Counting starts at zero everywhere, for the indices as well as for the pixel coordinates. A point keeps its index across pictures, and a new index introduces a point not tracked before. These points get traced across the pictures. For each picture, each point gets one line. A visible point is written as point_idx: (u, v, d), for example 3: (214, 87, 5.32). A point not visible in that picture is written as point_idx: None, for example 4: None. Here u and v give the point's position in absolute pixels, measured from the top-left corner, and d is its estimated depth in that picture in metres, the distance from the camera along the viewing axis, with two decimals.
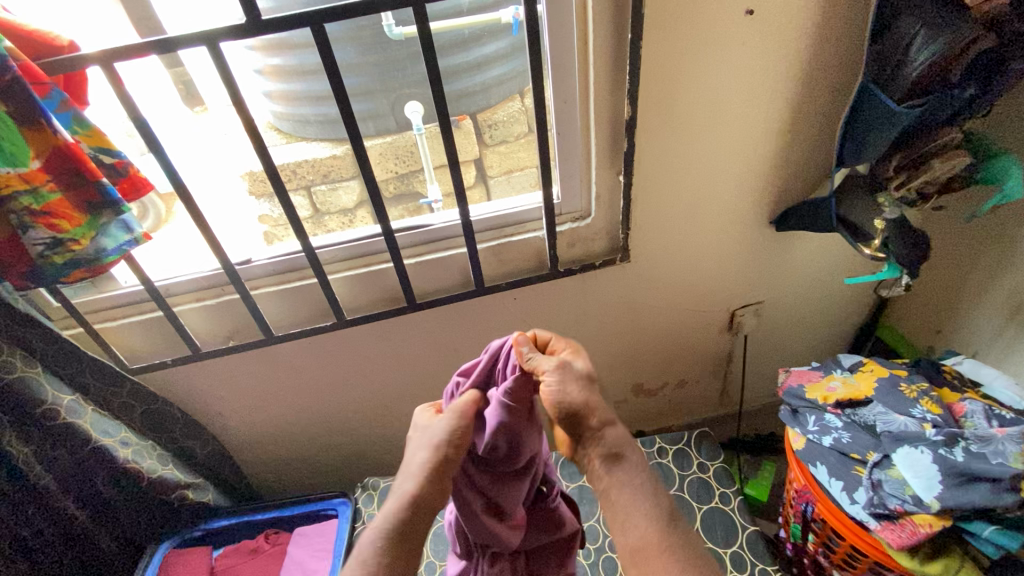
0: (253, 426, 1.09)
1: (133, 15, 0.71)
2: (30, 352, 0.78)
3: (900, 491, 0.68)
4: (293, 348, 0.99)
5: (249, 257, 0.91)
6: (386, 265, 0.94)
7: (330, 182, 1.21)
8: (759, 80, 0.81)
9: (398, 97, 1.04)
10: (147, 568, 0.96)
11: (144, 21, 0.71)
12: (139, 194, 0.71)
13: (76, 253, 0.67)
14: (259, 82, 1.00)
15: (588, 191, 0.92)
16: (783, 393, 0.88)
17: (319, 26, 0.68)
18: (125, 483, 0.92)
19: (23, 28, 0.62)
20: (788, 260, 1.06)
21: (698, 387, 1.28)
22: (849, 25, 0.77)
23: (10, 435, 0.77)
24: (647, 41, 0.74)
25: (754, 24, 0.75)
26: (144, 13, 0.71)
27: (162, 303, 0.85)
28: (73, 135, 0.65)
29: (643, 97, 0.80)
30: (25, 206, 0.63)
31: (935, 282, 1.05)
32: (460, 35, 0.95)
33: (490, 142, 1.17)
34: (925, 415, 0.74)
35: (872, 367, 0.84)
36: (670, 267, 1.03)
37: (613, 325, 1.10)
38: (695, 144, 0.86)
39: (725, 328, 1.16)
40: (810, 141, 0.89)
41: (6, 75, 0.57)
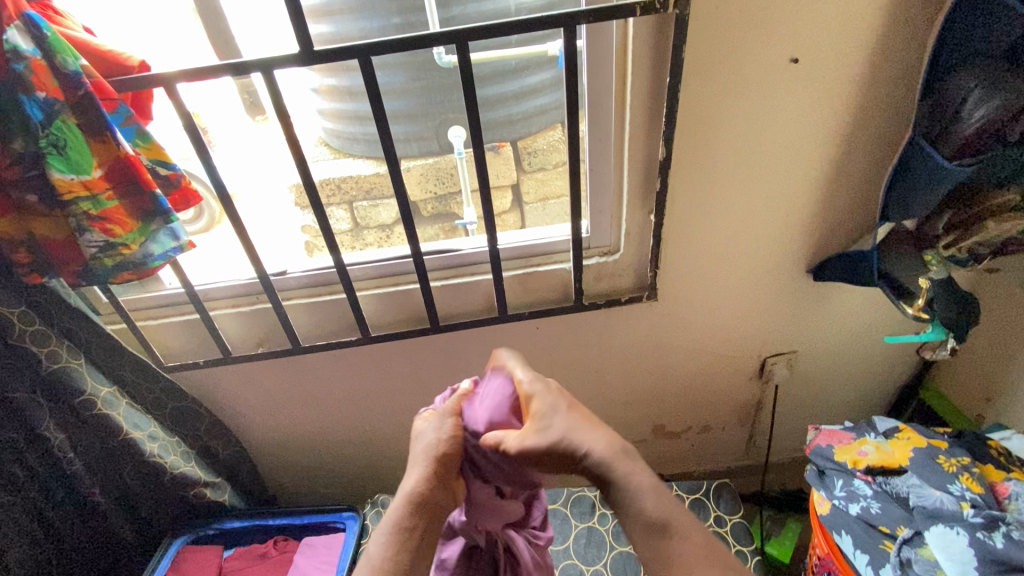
0: (274, 431, 1.12)
1: (214, 35, 0.77)
2: (76, 345, 0.83)
3: (931, 573, 0.65)
4: (317, 359, 1.01)
5: (285, 269, 0.95)
6: (413, 285, 0.95)
7: (372, 199, 1.26)
8: (801, 127, 0.79)
9: (441, 121, 1.07)
10: (161, 558, 0.98)
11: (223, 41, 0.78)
12: (188, 205, 0.77)
13: (125, 256, 0.72)
14: (314, 100, 1.06)
15: (618, 227, 0.91)
16: (810, 452, 0.84)
17: (367, 57, 0.72)
18: (148, 475, 0.95)
19: (96, 48, 0.67)
20: (825, 311, 1.01)
21: (724, 435, 1.22)
22: (900, 77, 0.75)
23: (48, 420, 0.82)
24: (686, 85, 0.74)
25: (799, 72, 0.74)
26: (225, 34, 0.77)
27: (200, 306, 0.89)
28: (136, 147, 0.70)
29: (679, 139, 0.79)
30: (84, 211, 0.68)
31: (986, 347, 0.99)
32: (507, 65, 0.97)
33: (528, 168, 1.20)
34: (964, 493, 0.69)
35: (909, 436, 0.79)
36: (699, 309, 1.00)
37: (639, 363, 1.07)
38: (730, 190, 0.84)
39: (754, 376, 1.11)
40: (854, 192, 0.86)
41: (77, 90, 0.63)
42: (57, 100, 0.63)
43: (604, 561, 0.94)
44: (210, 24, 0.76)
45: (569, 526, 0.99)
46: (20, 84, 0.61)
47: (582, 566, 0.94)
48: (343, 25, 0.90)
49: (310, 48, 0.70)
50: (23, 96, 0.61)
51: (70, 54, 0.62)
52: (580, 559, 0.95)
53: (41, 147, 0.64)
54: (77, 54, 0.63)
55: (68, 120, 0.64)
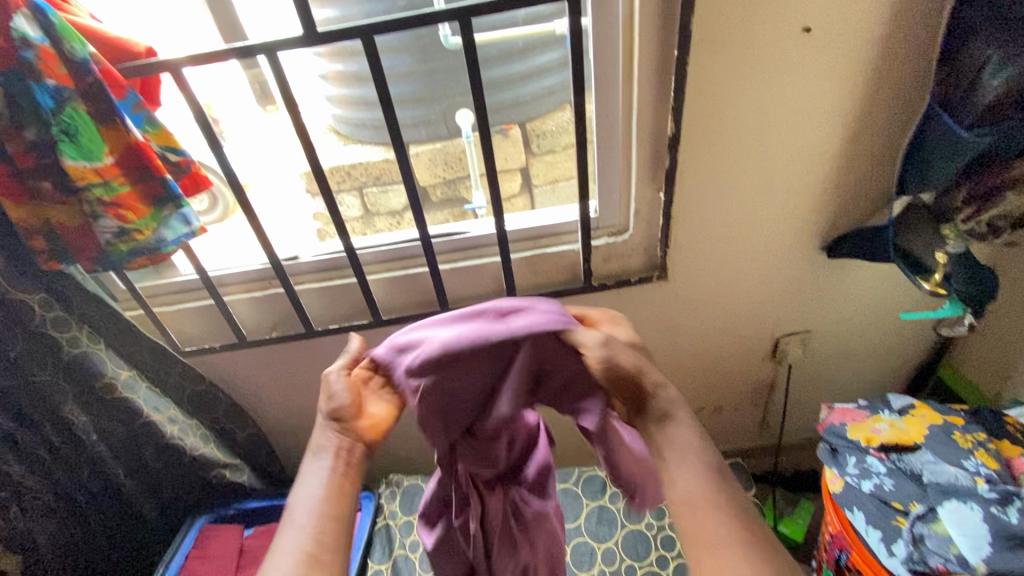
0: (290, 414, 1.15)
1: (221, 21, 0.78)
2: (95, 331, 0.85)
3: (944, 549, 0.65)
4: (330, 343, 1.03)
5: (296, 254, 0.96)
6: (422, 269, 0.96)
7: (382, 184, 1.25)
8: (813, 99, 0.77)
9: (449, 105, 1.06)
10: (184, 539, 1.02)
11: (229, 27, 0.78)
12: (198, 190, 0.77)
13: (138, 241, 0.73)
14: (322, 86, 1.06)
15: (626, 207, 0.90)
16: (822, 430, 0.84)
17: (370, 38, 0.72)
18: (169, 456, 0.98)
19: (104, 34, 0.67)
20: (840, 289, 1.00)
21: (737, 416, 1.22)
22: (916, 45, 0.73)
23: (72, 402, 0.85)
24: (694, 58, 0.72)
25: (811, 43, 0.72)
26: (230, 20, 0.78)
27: (213, 292, 0.90)
28: (144, 134, 0.71)
29: (687, 115, 0.78)
30: (97, 197, 0.69)
31: (1007, 323, 0.97)
32: (514, 46, 0.97)
33: (537, 151, 1.19)
34: (979, 469, 0.69)
35: (924, 413, 0.79)
36: (710, 289, 0.99)
37: (650, 344, 1.07)
38: (739, 166, 0.83)
39: (768, 356, 1.10)
40: (868, 166, 0.84)
41: (87, 77, 0.64)
42: (67, 87, 0.63)
43: (616, 539, 0.96)
44: (218, 11, 0.77)
45: (580, 505, 1.00)
46: (30, 73, 0.62)
47: (593, 544, 0.96)
48: (348, 8, 0.90)
49: (314, 31, 0.70)
50: (33, 83, 0.62)
51: (77, 41, 0.63)
52: (590, 537, 0.96)
53: (53, 134, 0.64)
54: (85, 41, 0.64)
55: (78, 106, 0.64)
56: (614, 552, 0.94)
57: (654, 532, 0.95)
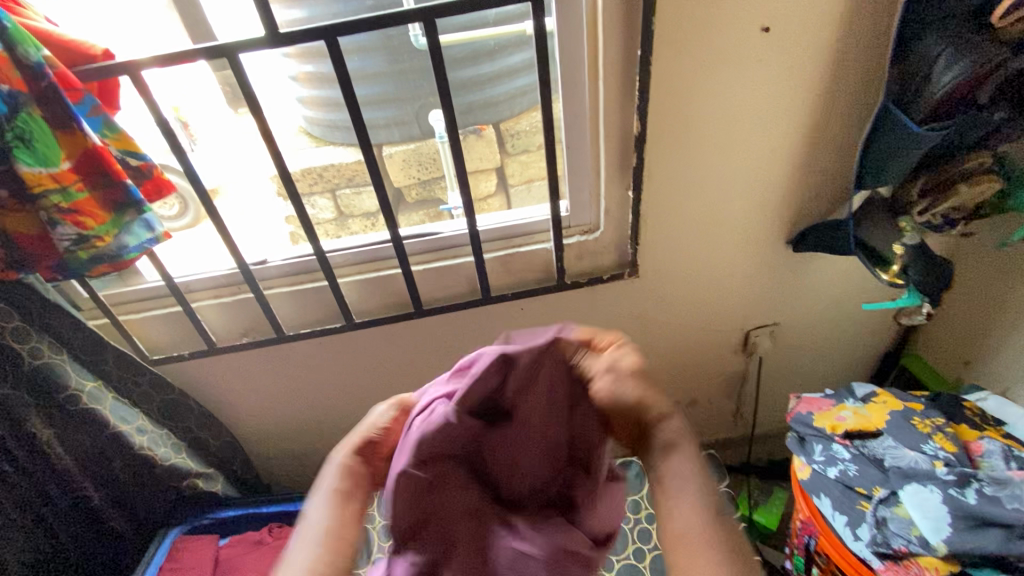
0: (264, 420, 1.13)
1: (187, 20, 0.77)
2: (58, 341, 0.83)
3: (906, 531, 0.67)
4: (303, 348, 1.02)
5: (265, 258, 0.94)
6: (394, 270, 0.95)
7: (355, 186, 1.24)
8: (774, 97, 0.79)
9: (421, 106, 1.06)
10: (155, 552, 0.99)
11: (195, 27, 0.78)
12: (161, 196, 0.76)
13: (99, 249, 0.72)
14: (293, 87, 1.05)
15: (597, 205, 0.91)
16: (790, 420, 0.86)
17: (335, 39, 0.71)
18: (139, 467, 0.96)
19: (61, 38, 0.66)
20: (806, 282, 1.02)
21: (711, 408, 1.24)
22: (869, 45, 0.75)
23: (34, 415, 0.82)
24: (658, 58, 0.74)
25: (771, 41, 0.74)
26: (197, 19, 0.78)
27: (181, 298, 0.89)
28: (103, 138, 0.69)
29: (653, 113, 0.79)
30: (55, 204, 0.67)
31: (963, 312, 1.01)
32: (485, 47, 0.97)
33: (511, 151, 1.19)
34: (938, 453, 0.72)
35: (885, 399, 0.82)
36: (680, 285, 1.00)
37: (624, 340, 1.08)
38: (705, 163, 0.85)
39: (739, 349, 1.13)
40: (829, 162, 0.86)
41: (40, 81, 0.62)
42: (22, 92, 0.62)
43: None
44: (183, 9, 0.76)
45: None
46: None
47: None
48: (317, 8, 0.89)
49: (277, 32, 0.69)
50: None
51: (31, 45, 0.62)
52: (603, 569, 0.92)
53: (7, 141, 0.63)
54: (39, 44, 0.62)
55: (33, 112, 0.63)
56: None
57: (631, 526, 0.97)
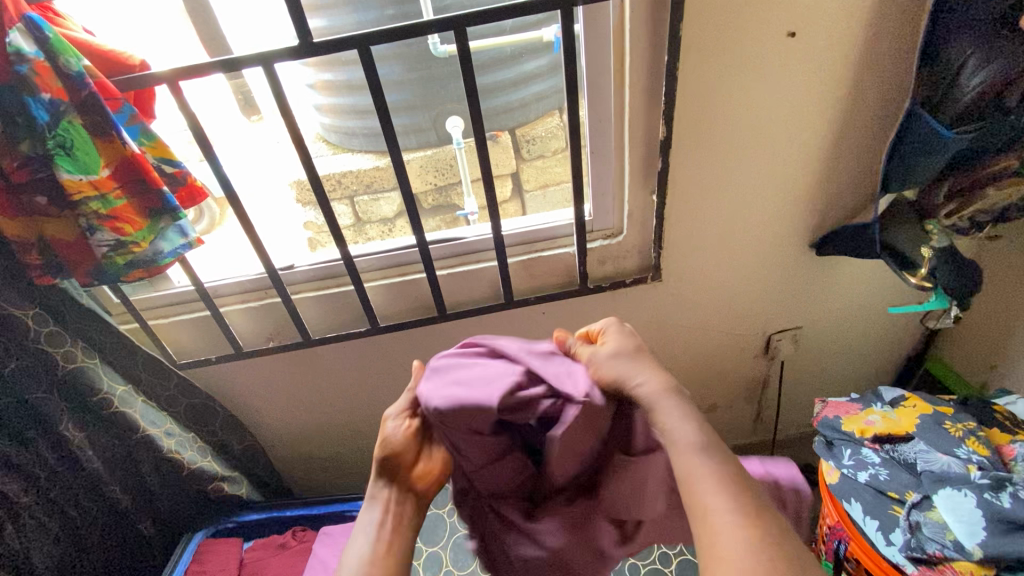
0: (287, 424, 1.14)
1: (204, 34, 0.78)
2: (91, 346, 0.84)
3: (940, 535, 0.66)
4: (327, 352, 1.02)
5: (291, 263, 0.96)
6: (418, 275, 0.96)
7: (373, 192, 1.27)
8: (800, 101, 0.79)
9: (441, 112, 1.07)
10: (183, 553, 1.00)
11: (212, 40, 0.78)
12: (195, 203, 0.77)
13: (136, 254, 0.73)
14: (310, 96, 1.06)
15: (621, 210, 0.91)
16: (817, 424, 0.86)
17: (365, 47, 0.72)
18: (166, 470, 0.97)
19: (97, 47, 0.67)
20: (829, 285, 1.02)
21: (732, 412, 1.24)
22: (895, 49, 0.75)
23: (67, 418, 0.83)
24: (685, 63, 0.74)
25: (796, 46, 0.74)
26: (215, 34, 0.78)
27: (210, 303, 0.90)
28: (141, 146, 0.71)
29: (679, 119, 0.79)
30: (93, 211, 0.69)
31: (989, 314, 1.01)
32: (504, 53, 0.97)
33: (528, 156, 1.20)
34: (971, 457, 0.71)
35: (915, 403, 0.81)
36: (704, 288, 1.00)
37: (645, 344, 1.08)
38: (730, 168, 0.85)
39: (760, 353, 1.12)
40: (854, 165, 0.86)
41: (82, 91, 0.64)
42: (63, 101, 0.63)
43: None
44: (200, 25, 0.76)
45: None
46: (24, 86, 0.62)
47: None
48: (337, 19, 0.91)
49: (309, 41, 0.71)
50: (27, 96, 0.62)
51: (72, 55, 0.63)
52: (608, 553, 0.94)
53: (49, 149, 0.64)
54: (79, 54, 0.64)
55: (75, 120, 0.64)
56: None
57: None
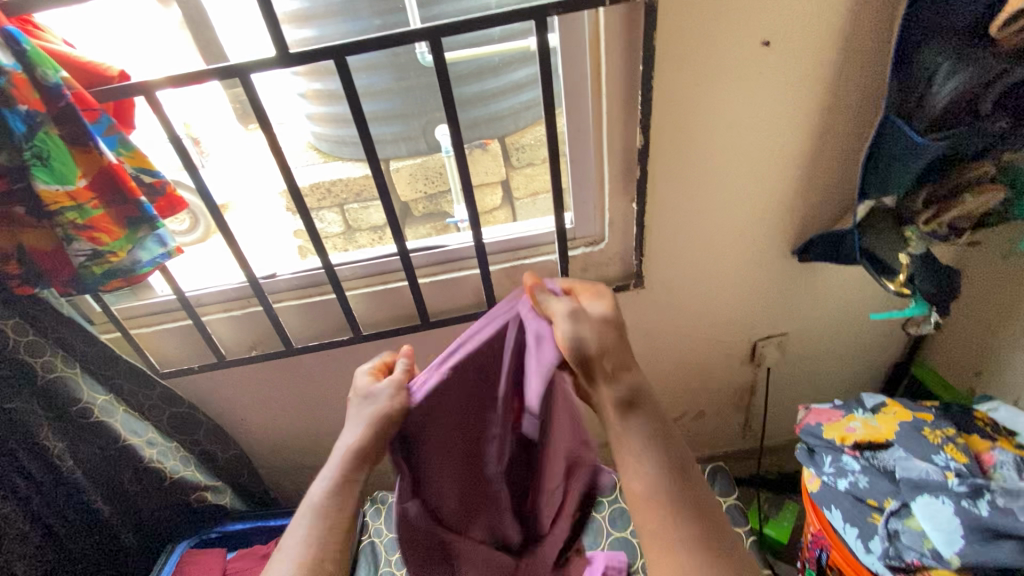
0: (273, 433, 1.14)
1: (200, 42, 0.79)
2: (72, 355, 0.84)
3: (918, 543, 0.67)
4: (311, 360, 1.02)
5: (274, 272, 0.96)
6: (402, 283, 0.96)
7: (363, 201, 1.26)
8: (777, 107, 0.79)
9: (428, 120, 1.08)
10: (164, 565, 1.00)
11: (206, 48, 0.79)
12: (174, 212, 0.77)
13: (113, 264, 0.73)
14: (301, 104, 1.07)
15: (602, 217, 0.91)
16: (800, 431, 0.86)
17: (344, 58, 0.72)
18: (148, 480, 0.96)
19: (77, 60, 0.68)
20: (813, 292, 1.02)
21: (720, 420, 1.23)
22: (869, 58, 0.76)
23: (46, 428, 0.83)
24: (660, 72, 0.75)
25: (771, 55, 0.75)
26: (210, 41, 0.79)
27: (191, 312, 0.90)
28: (118, 156, 0.71)
29: (656, 126, 0.80)
30: (71, 220, 0.69)
31: (973, 321, 1.00)
32: (490, 63, 0.99)
33: (516, 164, 1.21)
34: (949, 464, 0.72)
35: (895, 410, 0.82)
36: (687, 295, 1.00)
37: (631, 352, 1.08)
38: (709, 175, 0.85)
39: (747, 360, 1.12)
40: (834, 173, 0.87)
41: (59, 102, 0.64)
42: (38, 112, 0.64)
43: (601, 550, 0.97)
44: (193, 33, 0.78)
45: None
46: (1, 98, 0.62)
47: None
48: (326, 27, 0.91)
49: (286, 51, 0.71)
50: (4, 108, 0.62)
51: (50, 67, 0.64)
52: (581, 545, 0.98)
53: (25, 159, 0.65)
54: (57, 66, 0.64)
55: (51, 131, 0.65)
56: None
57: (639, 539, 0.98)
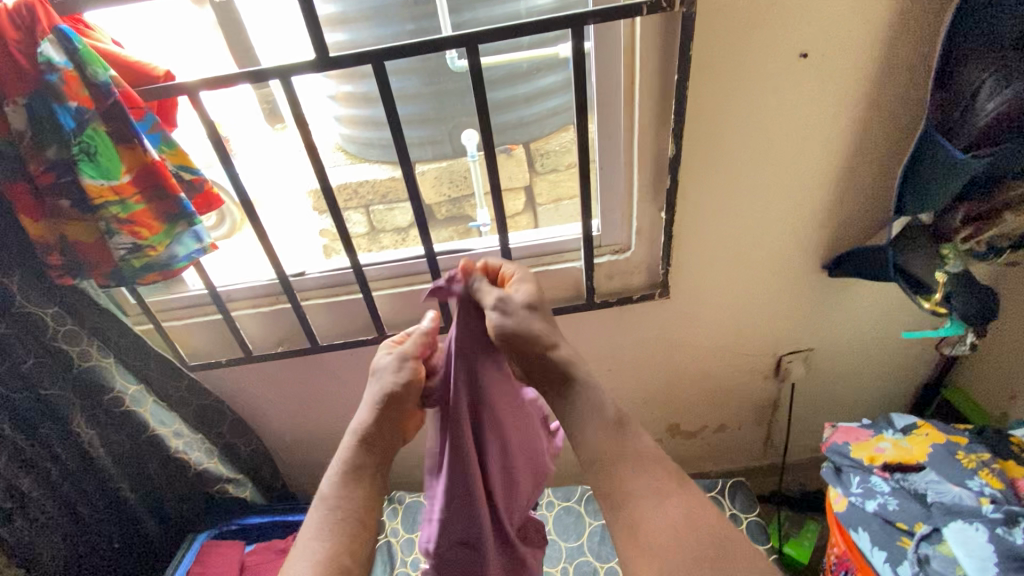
0: (295, 429, 1.15)
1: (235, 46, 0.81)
2: (106, 344, 0.87)
3: (949, 569, 0.65)
4: (334, 358, 1.03)
5: (303, 270, 0.97)
6: (426, 285, 0.97)
7: (388, 203, 1.29)
8: (811, 119, 0.78)
9: (455, 125, 1.09)
10: (186, 554, 1.01)
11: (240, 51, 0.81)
12: (211, 209, 0.79)
13: (152, 258, 0.75)
14: (331, 106, 1.09)
15: (629, 225, 0.91)
16: (826, 449, 0.84)
17: (380, 63, 0.74)
18: (174, 470, 0.99)
19: (125, 59, 0.70)
20: (842, 307, 1.00)
21: (740, 434, 1.21)
22: (910, 73, 0.75)
23: (78, 415, 0.85)
24: (694, 82, 0.74)
25: (808, 67, 0.74)
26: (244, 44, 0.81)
27: (222, 307, 0.92)
28: (161, 153, 0.73)
29: (688, 135, 0.79)
30: (113, 215, 0.71)
31: (1011, 343, 0.98)
32: (520, 69, 0.99)
33: (541, 170, 1.22)
34: (983, 489, 0.69)
35: (927, 432, 0.80)
36: (711, 307, 0.99)
37: (652, 362, 1.07)
38: (740, 187, 0.84)
39: (771, 374, 1.10)
40: (870, 187, 0.85)
41: (107, 99, 0.66)
42: (89, 109, 0.66)
43: (617, 559, 0.99)
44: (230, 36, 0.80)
45: (583, 523, 1.04)
46: (54, 95, 0.65)
47: (596, 564, 0.99)
48: (358, 32, 0.93)
49: (326, 55, 0.72)
50: (57, 106, 0.65)
51: (100, 65, 0.66)
52: (593, 557, 1.00)
53: (75, 155, 0.67)
54: (107, 65, 0.67)
55: (99, 127, 0.67)
56: (616, 572, 0.97)
57: None
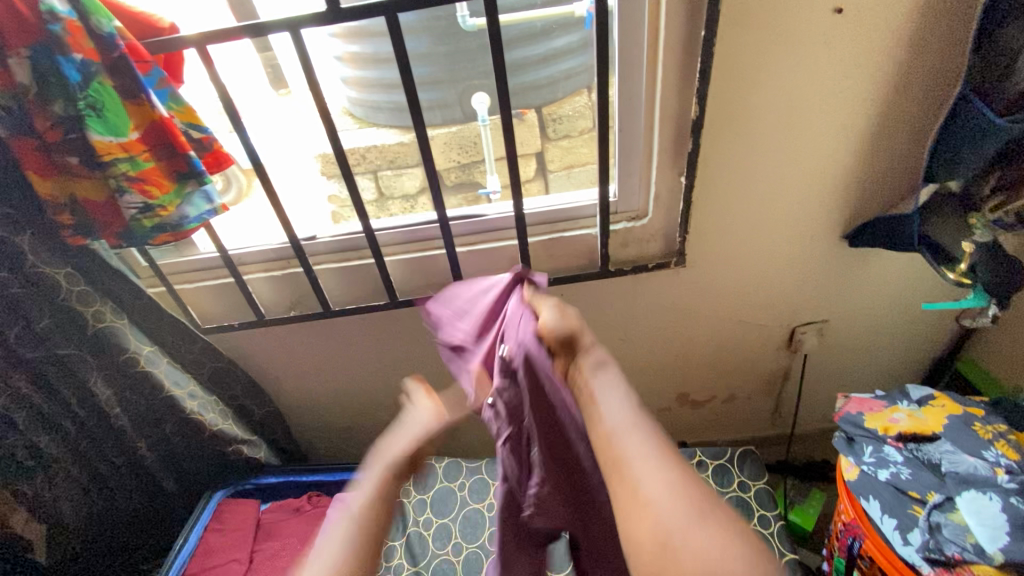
0: (307, 393, 1.17)
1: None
2: (118, 304, 0.87)
3: (960, 537, 0.65)
4: (347, 324, 1.03)
5: (314, 234, 0.96)
6: (439, 251, 0.96)
7: (396, 167, 1.26)
8: (842, 80, 0.75)
9: (464, 87, 1.05)
10: (202, 510, 1.05)
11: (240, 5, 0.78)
12: (221, 168, 0.77)
13: (162, 218, 0.74)
14: (337, 67, 1.05)
15: (647, 190, 0.89)
16: (839, 419, 0.85)
17: (394, 16, 0.71)
18: (189, 431, 1.00)
19: (130, 10, 0.68)
20: (860, 279, 0.98)
21: (749, 404, 1.22)
22: (951, 31, 0.71)
23: (95, 375, 0.86)
24: (721, 38, 0.71)
25: (842, 24, 0.70)
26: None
27: (234, 270, 0.91)
28: (169, 110, 0.71)
29: (713, 96, 0.76)
30: (123, 172, 0.70)
31: None
32: (533, 28, 0.95)
33: (552, 136, 1.18)
34: (999, 460, 0.69)
35: (944, 403, 0.79)
36: (727, 276, 0.98)
37: (665, 331, 1.07)
38: (763, 151, 0.82)
39: (783, 346, 1.10)
40: (898, 153, 0.83)
41: (113, 52, 0.64)
42: (94, 62, 0.64)
43: None
44: None
45: None
46: (56, 46, 0.62)
47: None
48: None
49: (337, 7, 0.69)
50: (61, 58, 0.63)
51: (104, 15, 0.64)
52: None
53: (80, 110, 0.65)
54: (111, 15, 0.64)
55: (105, 81, 0.65)
56: None
57: None
